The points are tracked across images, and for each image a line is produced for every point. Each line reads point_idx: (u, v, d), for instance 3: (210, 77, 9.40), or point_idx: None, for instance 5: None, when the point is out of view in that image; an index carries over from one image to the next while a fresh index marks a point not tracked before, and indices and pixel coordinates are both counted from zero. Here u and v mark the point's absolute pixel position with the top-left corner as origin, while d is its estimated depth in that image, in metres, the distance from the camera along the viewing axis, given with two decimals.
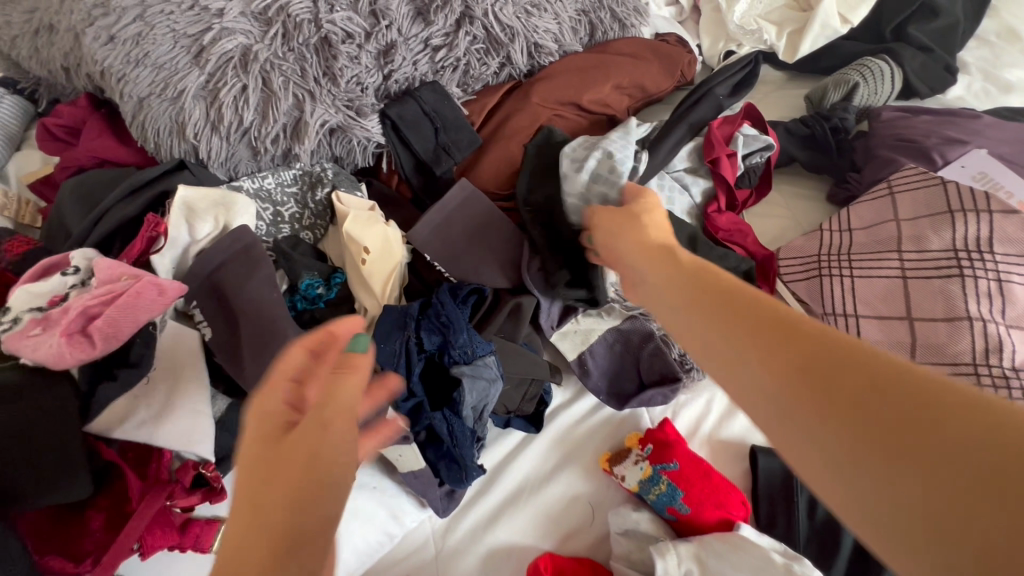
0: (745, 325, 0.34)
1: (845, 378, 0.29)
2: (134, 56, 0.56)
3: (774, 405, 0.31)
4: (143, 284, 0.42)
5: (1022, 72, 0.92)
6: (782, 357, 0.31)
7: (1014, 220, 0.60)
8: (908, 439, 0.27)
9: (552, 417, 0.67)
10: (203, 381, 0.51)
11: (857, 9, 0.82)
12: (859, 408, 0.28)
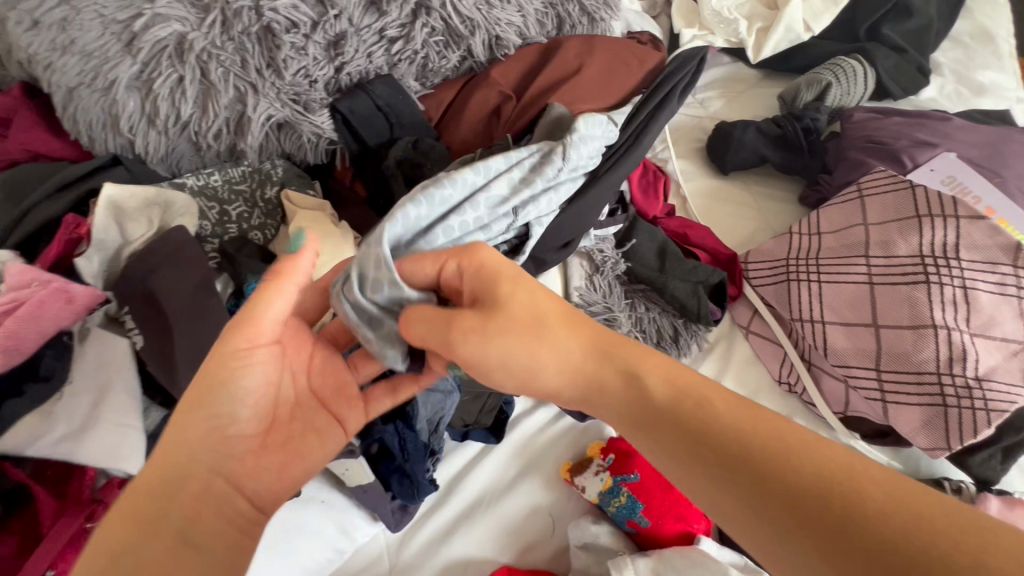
0: (676, 423, 0.33)
1: (778, 474, 0.30)
2: (60, 42, 0.52)
3: (685, 476, 0.33)
4: (50, 291, 0.42)
5: (995, 75, 0.91)
6: (720, 462, 0.31)
7: (981, 226, 0.58)
8: (850, 524, 0.27)
9: (514, 426, 0.65)
10: (134, 393, 0.48)
11: (820, 17, 0.80)
12: (803, 500, 0.29)
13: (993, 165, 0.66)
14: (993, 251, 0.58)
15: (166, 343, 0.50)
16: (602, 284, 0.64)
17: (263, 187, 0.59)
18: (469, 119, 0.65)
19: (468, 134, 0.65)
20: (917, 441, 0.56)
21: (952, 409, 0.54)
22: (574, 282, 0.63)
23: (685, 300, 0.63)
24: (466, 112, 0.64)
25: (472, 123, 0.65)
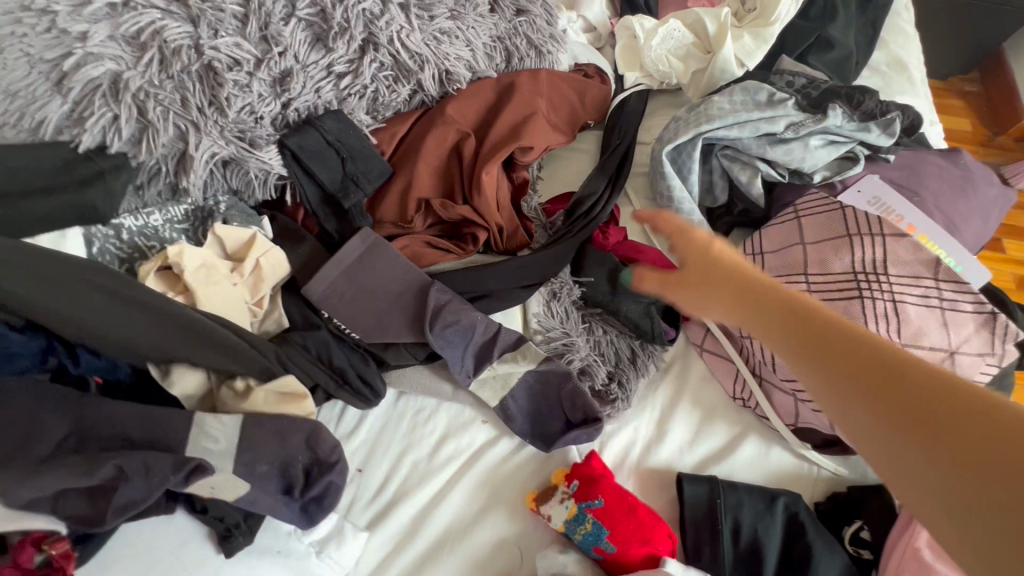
0: (850, 385, 0.34)
1: (932, 409, 0.31)
2: None
3: (856, 425, 0.34)
4: None
5: (909, 100, 0.99)
6: (885, 411, 0.32)
7: (905, 244, 0.62)
8: (946, 435, 0.30)
9: (476, 457, 0.64)
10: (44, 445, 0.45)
11: (754, 53, 0.85)
12: (937, 430, 0.30)
13: (913, 185, 0.71)
14: (917, 267, 0.61)
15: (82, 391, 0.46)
16: (558, 309, 0.68)
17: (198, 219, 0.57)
18: (426, 155, 0.65)
19: (425, 170, 0.65)
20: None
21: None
22: (534, 310, 0.68)
23: (638, 321, 0.68)
24: (422, 147, 0.65)
25: (429, 158, 0.65)
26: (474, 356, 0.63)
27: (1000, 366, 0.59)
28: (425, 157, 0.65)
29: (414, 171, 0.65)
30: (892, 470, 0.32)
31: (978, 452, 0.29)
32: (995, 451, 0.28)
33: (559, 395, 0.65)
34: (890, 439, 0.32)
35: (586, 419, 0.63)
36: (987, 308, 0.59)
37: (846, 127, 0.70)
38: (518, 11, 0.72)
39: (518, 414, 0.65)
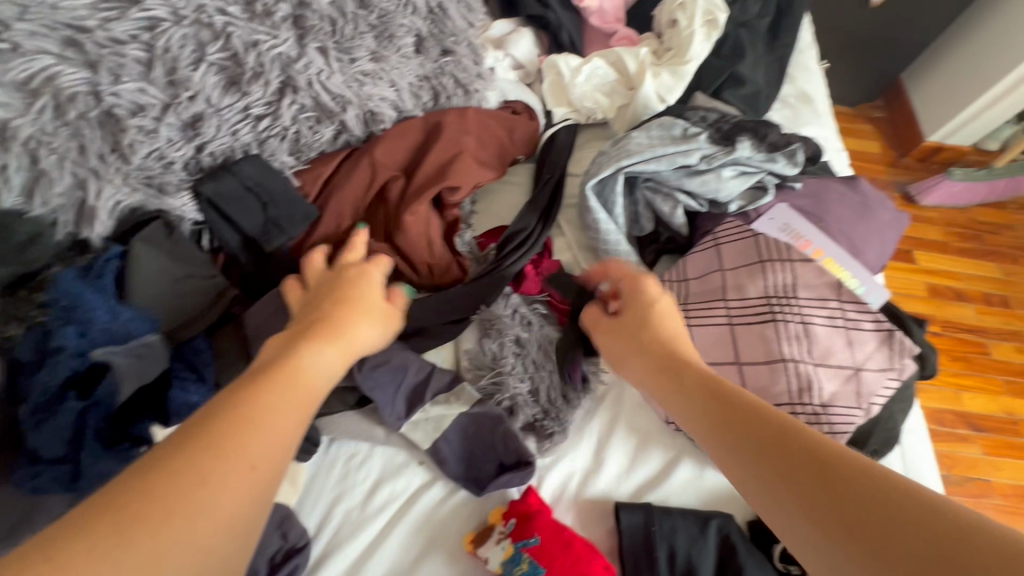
0: (763, 460, 0.40)
1: (833, 482, 0.36)
2: None
3: (767, 494, 0.39)
4: None
5: (815, 131, 1.08)
6: (791, 482, 0.37)
7: (812, 267, 0.65)
8: (848, 506, 0.34)
9: (413, 501, 0.63)
10: None
11: (673, 89, 0.89)
12: (840, 505, 0.34)
13: (817, 211, 0.76)
14: (822, 288, 0.64)
15: None
16: (490, 346, 0.68)
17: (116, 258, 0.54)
18: (346, 195, 0.65)
19: (345, 212, 0.65)
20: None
21: None
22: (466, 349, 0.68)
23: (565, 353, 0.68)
24: (341, 188, 0.65)
25: (350, 200, 0.66)
26: (406, 399, 0.63)
27: (901, 378, 0.63)
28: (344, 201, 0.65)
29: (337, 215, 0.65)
30: (803, 541, 0.36)
31: (878, 521, 0.33)
32: (891, 527, 0.32)
33: (491, 438, 0.64)
34: (796, 508, 0.36)
35: (519, 462, 0.62)
36: (885, 326, 0.63)
37: (751, 160, 0.75)
38: (444, 51, 0.74)
39: (451, 456, 0.64)
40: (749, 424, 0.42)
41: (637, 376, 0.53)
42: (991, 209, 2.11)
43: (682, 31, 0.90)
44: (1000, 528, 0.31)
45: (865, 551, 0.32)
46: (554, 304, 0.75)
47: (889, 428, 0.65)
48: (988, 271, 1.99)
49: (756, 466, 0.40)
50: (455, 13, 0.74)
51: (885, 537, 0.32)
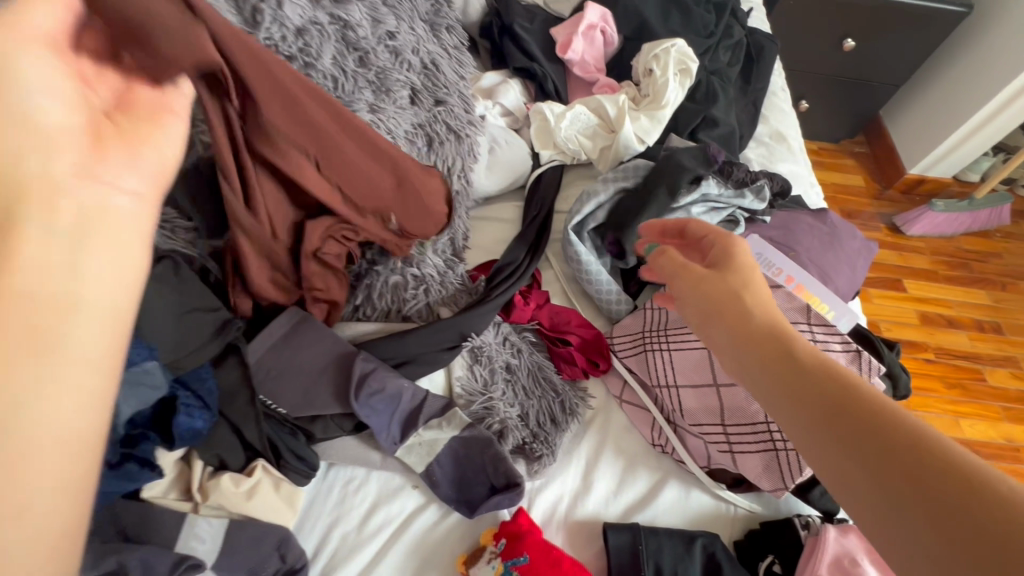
0: (844, 432, 0.40)
1: (912, 462, 0.36)
2: None
3: (839, 462, 0.39)
4: None
5: (790, 167, 1.15)
6: (869, 457, 0.38)
7: (781, 293, 0.69)
8: (926, 488, 0.35)
9: (407, 524, 0.65)
10: None
11: (650, 132, 0.97)
12: (917, 484, 0.35)
13: (788, 241, 0.81)
14: (792, 312, 0.68)
15: None
16: (480, 373, 0.72)
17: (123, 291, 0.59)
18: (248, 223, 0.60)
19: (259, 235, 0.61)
20: (763, 485, 0.63)
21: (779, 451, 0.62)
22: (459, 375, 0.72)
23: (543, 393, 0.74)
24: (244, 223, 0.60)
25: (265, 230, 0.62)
26: (400, 424, 0.67)
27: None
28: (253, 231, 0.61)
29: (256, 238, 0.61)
30: (871, 512, 0.36)
31: (953, 505, 0.33)
32: (964, 511, 0.33)
33: (482, 460, 0.67)
34: (869, 481, 0.37)
35: (509, 483, 0.65)
36: (852, 347, 0.67)
37: (722, 195, 0.80)
38: (438, 101, 0.81)
39: (444, 480, 0.67)
40: (835, 397, 0.42)
41: (716, 343, 0.50)
42: (973, 237, 2.18)
43: (655, 79, 0.98)
44: None
45: (932, 529, 0.33)
46: (542, 331, 0.79)
47: None
48: (977, 296, 2.04)
49: (837, 438, 0.40)
50: (446, 70, 0.82)
51: (957, 518, 0.33)
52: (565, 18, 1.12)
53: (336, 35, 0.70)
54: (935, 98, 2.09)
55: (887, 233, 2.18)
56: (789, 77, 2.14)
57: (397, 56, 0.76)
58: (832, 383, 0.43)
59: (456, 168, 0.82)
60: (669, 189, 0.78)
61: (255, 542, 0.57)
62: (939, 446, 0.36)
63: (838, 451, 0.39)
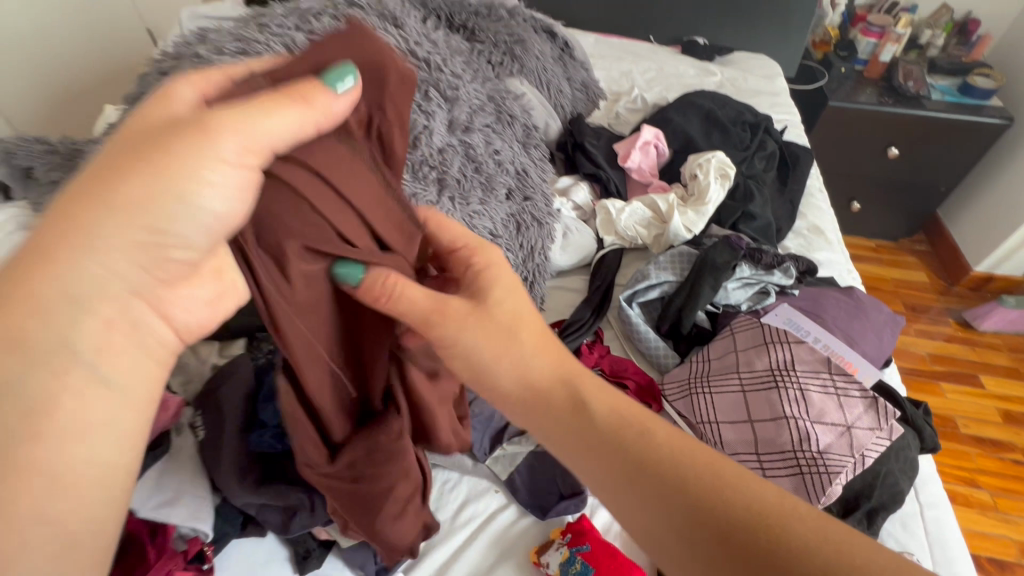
0: (665, 501, 0.49)
1: (716, 518, 0.46)
2: None
3: (665, 531, 0.48)
4: (156, 404, 0.63)
5: (828, 255, 1.30)
6: (687, 522, 0.47)
7: (805, 347, 0.84)
8: (731, 536, 0.45)
9: (491, 519, 0.81)
10: (199, 471, 0.65)
11: (696, 223, 1.18)
12: (722, 536, 0.46)
13: (816, 311, 0.95)
14: (815, 363, 0.82)
15: (217, 433, 0.67)
16: None
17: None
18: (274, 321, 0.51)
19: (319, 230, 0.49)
20: None
21: (804, 475, 0.73)
22: None
23: None
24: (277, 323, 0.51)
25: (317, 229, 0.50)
26: (490, 438, 0.86)
27: (892, 439, 0.77)
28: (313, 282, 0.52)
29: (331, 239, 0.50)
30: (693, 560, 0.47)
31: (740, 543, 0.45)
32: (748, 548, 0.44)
33: (553, 473, 0.83)
34: (689, 541, 0.47)
35: (575, 492, 0.80)
36: (869, 394, 0.79)
37: (752, 274, 0.98)
38: (526, 198, 1.07)
39: (522, 487, 0.83)
40: (652, 476, 0.50)
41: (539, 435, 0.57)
42: None
43: (700, 183, 1.21)
44: (807, 534, 0.44)
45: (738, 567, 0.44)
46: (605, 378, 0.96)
47: (891, 485, 0.76)
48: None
49: (660, 513, 0.49)
50: (533, 175, 1.10)
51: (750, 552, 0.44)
52: (625, 136, 1.41)
53: (462, 150, 0.98)
54: (993, 199, 2.16)
55: (956, 327, 2.17)
56: (837, 179, 2.31)
57: (501, 165, 1.04)
58: (626, 448, 0.52)
59: (536, 247, 1.07)
60: (712, 282, 0.96)
61: None
62: (711, 492, 0.48)
63: (639, 506, 0.50)
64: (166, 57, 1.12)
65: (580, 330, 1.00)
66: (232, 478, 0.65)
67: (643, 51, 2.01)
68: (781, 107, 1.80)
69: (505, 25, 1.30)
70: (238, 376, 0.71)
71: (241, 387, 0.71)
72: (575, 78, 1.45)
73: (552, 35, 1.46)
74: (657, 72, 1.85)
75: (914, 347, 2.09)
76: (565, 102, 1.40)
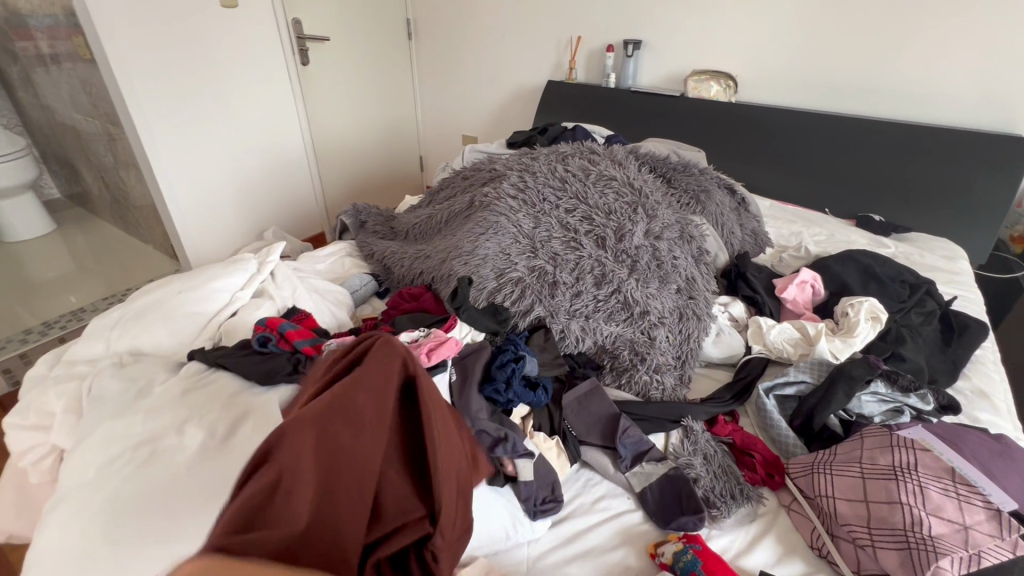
0: None
1: None
2: (470, 267, 1.28)
3: None
4: (447, 342, 1.09)
5: (991, 415, 1.27)
6: None
7: (930, 455, 0.95)
8: None
9: (621, 514, 1.02)
10: (451, 395, 1.04)
11: (843, 351, 1.32)
12: None
13: (953, 439, 1.03)
14: (939, 469, 0.93)
15: (465, 380, 1.06)
16: (688, 445, 1.10)
17: (529, 334, 1.24)
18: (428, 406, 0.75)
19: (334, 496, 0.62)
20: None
21: (913, 554, 0.84)
22: (674, 442, 1.12)
23: (718, 479, 1.04)
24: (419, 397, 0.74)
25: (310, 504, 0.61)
26: (631, 456, 1.08)
27: (1014, 554, 0.84)
28: (379, 419, 0.66)
29: (362, 443, 0.64)
30: None
31: None
32: None
33: (679, 495, 1.01)
34: None
35: (696, 512, 0.98)
36: (993, 507, 0.87)
37: (888, 393, 1.14)
38: (690, 298, 1.37)
39: (651, 500, 1.03)
40: None
41: None
42: None
43: (851, 318, 1.39)
44: None
45: None
46: (734, 448, 1.15)
47: None
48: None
49: None
50: (699, 283, 1.40)
51: None
52: (785, 275, 1.66)
53: (652, 251, 1.35)
54: None
55: None
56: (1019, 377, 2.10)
57: (677, 267, 1.38)
58: None
59: (692, 335, 1.34)
60: (846, 391, 1.12)
61: (544, 472, 1.03)
62: None
63: None
64: (468, 169, 1.76)
65: (719, 405, 1.22)
66: (466, 407, 1.02)
67: (816, 219, 2.27)
68: (959, 286, 1.84)
69: (697, 178, 1.72)
70: (485, 349, 1.14)
71: (485, 356, 1.12)
72: (746, 226, 1.79)
73: (732, 192, 1.84)
74: (828, 236, 2.07)
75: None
76: (735, 241, 1.72)
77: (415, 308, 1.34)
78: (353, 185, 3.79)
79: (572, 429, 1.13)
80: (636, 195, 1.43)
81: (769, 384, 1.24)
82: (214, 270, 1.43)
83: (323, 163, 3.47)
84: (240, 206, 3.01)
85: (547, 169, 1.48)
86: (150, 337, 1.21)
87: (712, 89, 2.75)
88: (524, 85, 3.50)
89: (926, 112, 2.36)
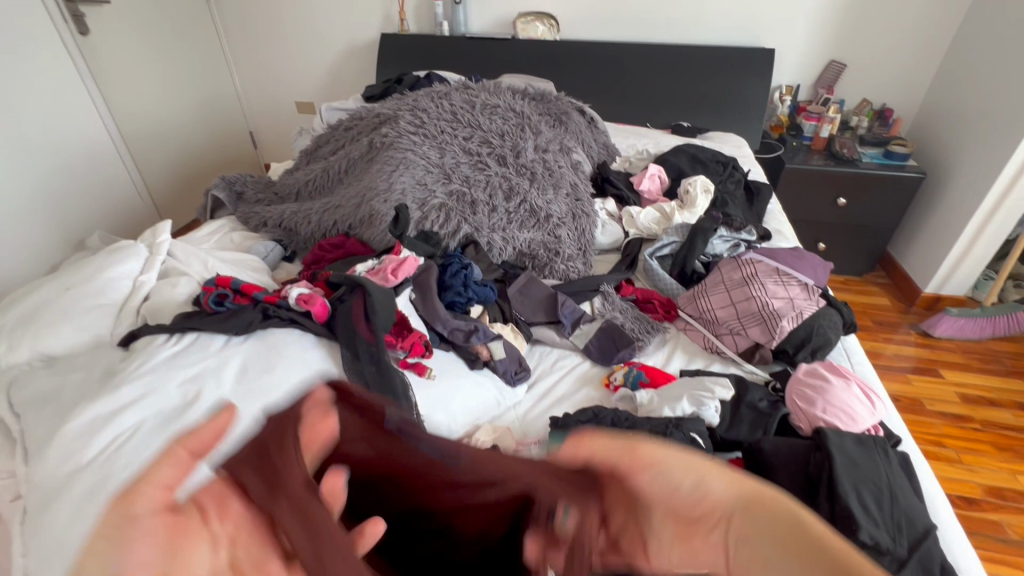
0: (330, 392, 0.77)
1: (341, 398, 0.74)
2: (391, 202, 1.37)
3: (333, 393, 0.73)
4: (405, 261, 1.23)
5: (786, 241, 1.78)
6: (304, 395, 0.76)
7: (762, 263, 1.37)
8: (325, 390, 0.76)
9: (576, 365, 1.28)
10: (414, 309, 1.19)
11: (690, 218, 1.73)
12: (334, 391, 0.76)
13: (771, 252, 1.48)
14: (769, 270, 1.35)
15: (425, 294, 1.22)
16: (608, 303, 1.40)
17: (461, 252, 1.39)
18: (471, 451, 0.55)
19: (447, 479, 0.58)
20: (763, 341, 1.25)
21: (768, 324, 1.25)
22: (597, 305, 1.40)
23: (635, 320, 1.36)
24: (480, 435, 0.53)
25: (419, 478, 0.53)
26: (572, 321, 1.33)
27: (818, 307, 1.30)
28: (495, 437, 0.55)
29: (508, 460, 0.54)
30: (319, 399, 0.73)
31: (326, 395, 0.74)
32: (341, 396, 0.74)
33: (614, 337, 1.30)
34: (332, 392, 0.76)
35: (628, 345, 1.28)
36: (802, 283, 1.33)
37: (728, 235, 1.56)
38: (579, 199, 1.63)
39: (594, 348, 1.29)
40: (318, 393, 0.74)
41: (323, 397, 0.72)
42: (1004, 342, 2.48)
43: (690, 193, 1.81)
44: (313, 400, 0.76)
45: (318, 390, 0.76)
46: (638, 300, 1.47)
47: (825, 334, 1.25)
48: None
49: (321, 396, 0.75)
50: (582, 186, 1.67)
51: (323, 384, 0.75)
52: (636, 174, 2.04)
53: (542, 164, 1.57)
54: (928, 234, 2.67)
55: (919, 336, 2.53)
56: (797, 227, 2.84)
57: (564, 174, 1.62)
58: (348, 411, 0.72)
59: (587, 229, 1.61)
60: (702, 239, 1.51)
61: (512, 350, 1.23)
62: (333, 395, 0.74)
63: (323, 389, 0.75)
64: (345, 121, 1.77)
65: (617, 274, 1.54)
66: (436, 310, 1.19)
67: (644, 132, 2.71)
68: (749, 165, 2.41)
69: (555, 104, 1.98)
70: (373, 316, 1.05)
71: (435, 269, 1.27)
72: (599, 140, 2.11)
73: (583, 113, 2.14)
74: (656, 143, 2.51)
75: (896, 353, 2.41)
76: (595, 153, 2.04)
77: (342, 254, 1.39)
78: (180, 173, 3.34)
79: (519, 315, 1.35)
80: (519, 119, 1.63)
81: (650, 250, 1.58)
82: (100, 260, 1.29)
83: (135, 151, 2.99)
84: (41, 213, 2.48)
85: (435, 106, 1.60)
86: (57, 335, 1.09)
87: (539, 29, 3.03)
88: (356, 40, 3.39)
89: (703, 35, 2.94)
